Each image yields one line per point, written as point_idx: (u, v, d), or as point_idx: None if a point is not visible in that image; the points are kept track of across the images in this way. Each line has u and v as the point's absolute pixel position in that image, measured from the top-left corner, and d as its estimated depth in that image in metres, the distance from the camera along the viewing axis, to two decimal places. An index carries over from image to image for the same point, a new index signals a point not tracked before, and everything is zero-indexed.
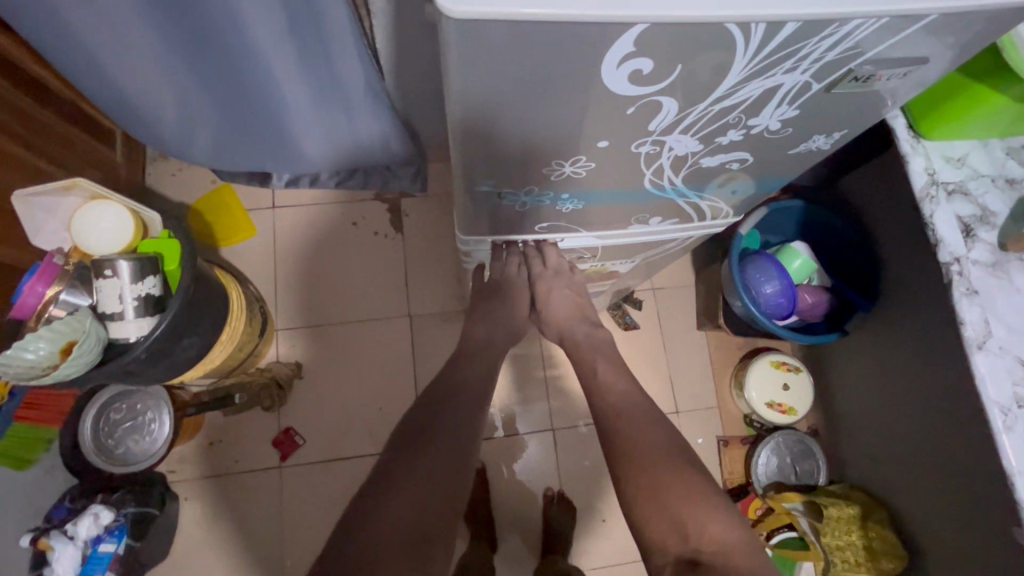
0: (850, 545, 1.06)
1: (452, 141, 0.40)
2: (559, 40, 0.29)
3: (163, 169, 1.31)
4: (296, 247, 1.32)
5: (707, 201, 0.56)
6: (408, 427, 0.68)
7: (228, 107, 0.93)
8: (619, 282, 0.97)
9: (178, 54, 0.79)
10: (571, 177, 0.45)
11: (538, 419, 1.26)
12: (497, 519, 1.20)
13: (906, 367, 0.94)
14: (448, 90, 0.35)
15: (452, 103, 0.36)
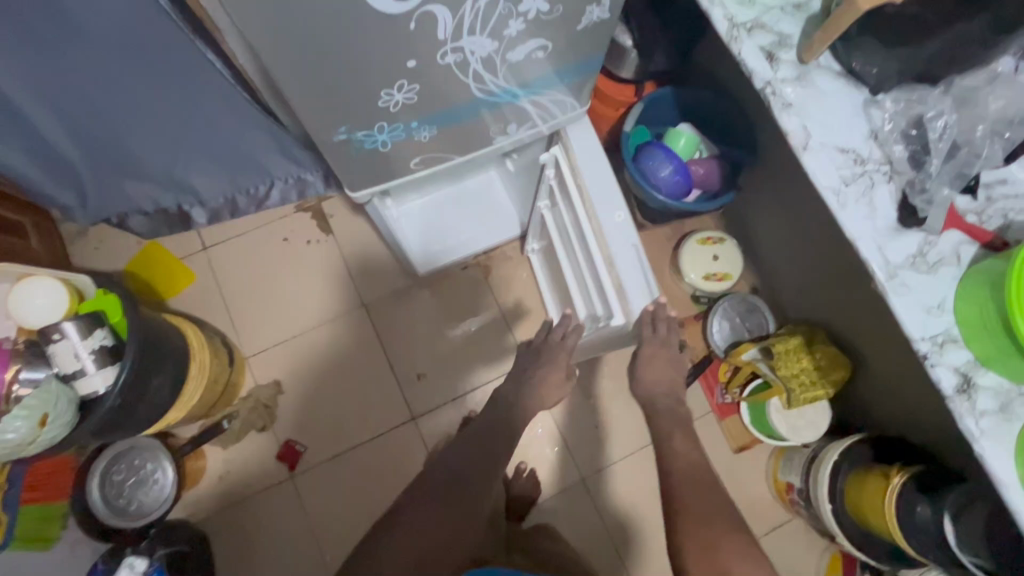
0: (804, 371, 1.17)
1: (285, 94, 0.48)
2: None
3: (86, 246, 1.35)
4: (237, 278, 1.37)
5: (545, 98, 0.63)
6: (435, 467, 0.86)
7: (103, 112, 1.00)
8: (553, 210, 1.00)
9: (36, 78, 0.90)
10: (408, 104, 0.53)
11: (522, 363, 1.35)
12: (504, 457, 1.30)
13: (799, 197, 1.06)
14: (259, 49, 0.43)
15: (266, 58, 0.43)
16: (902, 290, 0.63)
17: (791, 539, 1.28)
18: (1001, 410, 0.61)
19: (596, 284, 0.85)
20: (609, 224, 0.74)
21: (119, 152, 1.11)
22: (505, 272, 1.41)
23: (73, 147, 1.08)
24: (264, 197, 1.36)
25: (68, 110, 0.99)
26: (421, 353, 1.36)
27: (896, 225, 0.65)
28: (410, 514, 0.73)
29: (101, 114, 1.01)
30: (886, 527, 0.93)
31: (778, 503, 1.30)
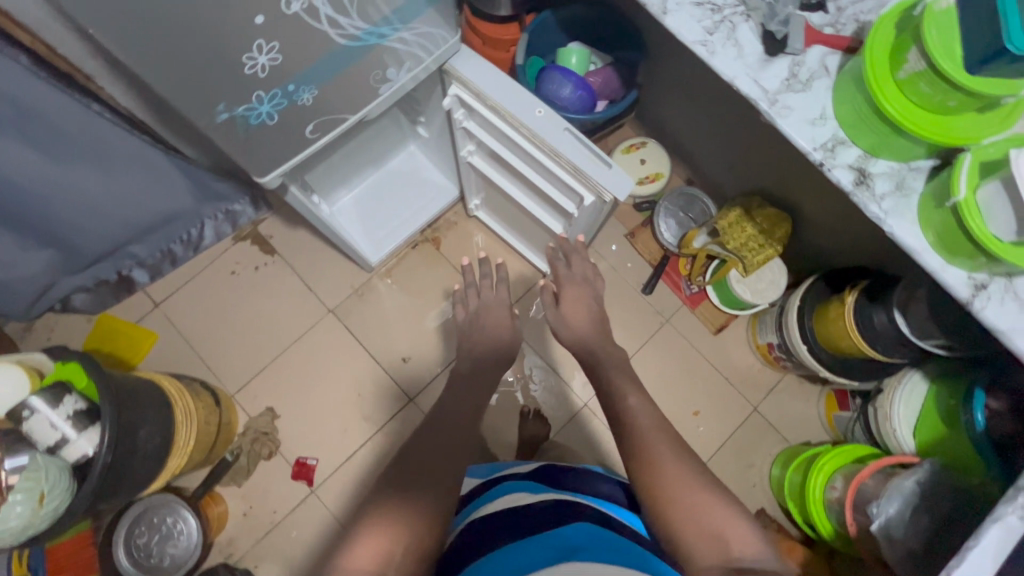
0: (750, 238, 1.22)
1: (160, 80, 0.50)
2: None
3: (37, 339, 1.33)
4: (200, 324, 1.37)
5: (410, 31, 0.65)
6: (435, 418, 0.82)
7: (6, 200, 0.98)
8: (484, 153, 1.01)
9: None
10: (275, 66, 0.54)
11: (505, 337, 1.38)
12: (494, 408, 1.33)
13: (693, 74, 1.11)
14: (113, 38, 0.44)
15: None
16: (785, 112, 0.68)
17: (788, 394, 1.36)
18: (898, 189, 0.67)
19: (555, 185, 0.86)
20: (536, 123, 0.76)
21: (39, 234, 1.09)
22: (453, 237, 1.44)
23: None
24: (199, 239, 1.37)
25: None
26: (399, 338, 1.38)
27: (765, 56, 0.70)
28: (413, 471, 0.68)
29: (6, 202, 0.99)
30: (853, 344, 1.00)
31: (767, 367, 1.37)
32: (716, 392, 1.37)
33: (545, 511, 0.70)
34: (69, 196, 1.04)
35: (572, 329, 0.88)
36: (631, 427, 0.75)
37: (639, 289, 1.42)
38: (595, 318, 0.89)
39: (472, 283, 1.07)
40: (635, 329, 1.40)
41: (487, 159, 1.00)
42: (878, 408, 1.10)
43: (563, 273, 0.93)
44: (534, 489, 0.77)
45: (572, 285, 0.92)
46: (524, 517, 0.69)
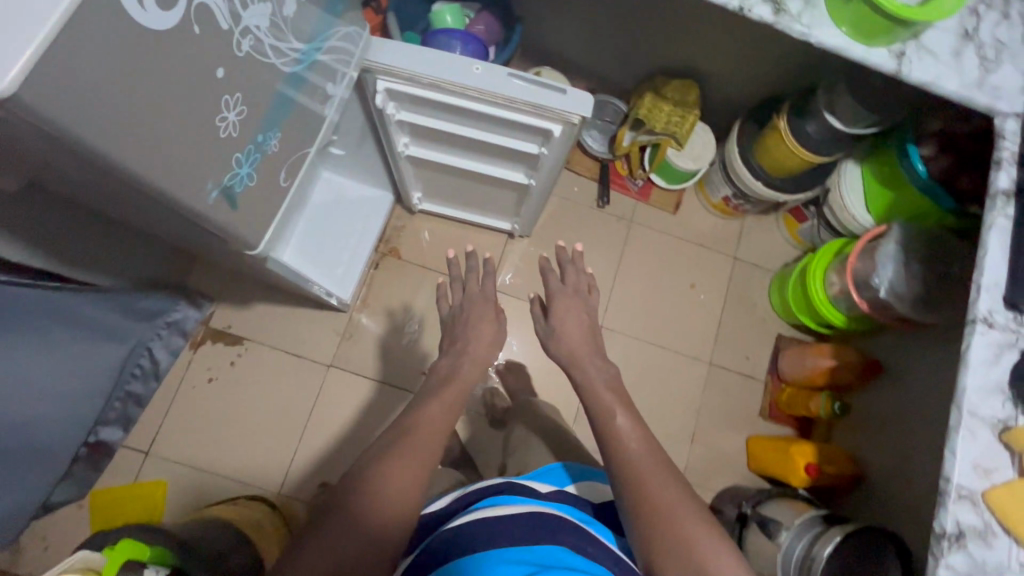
0: (671, 113, 1.28)
1: (147, 180, 0.45)
2: (81, 45, 0.35)
3: (37, 552, 1.16)
4: (203, 445, 1.25)
5: (332, 36, 0.64)
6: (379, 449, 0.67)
7: None
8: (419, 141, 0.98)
9: None
10: (242, 120, 0.52)
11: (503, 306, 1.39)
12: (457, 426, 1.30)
13: None
14: (92, 151, 0.40)
15: (103, 150, 0.41)
16: None
17: (754, 233, 1.50)
18: (807, 2, 0.74)
19: (512, 134, 0.87)
20: (478, 80, 0.75)
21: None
22: (409, 239, 1.40)
23: None
24: (155, 366, 1.23)
25: None
26: (408, 356, 1.34)
27: None
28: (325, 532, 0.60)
29: None
30: (799, 158, 1.14)
31: (728, 219, 1.49)
32: (699, 259, 1.48)
33: (517, 529, 0.61)
34: None
35: (566, 339, 0.81)
36: (632, 428, 0.69)
37: (595, 205, 1.47)
38: (587, 330, 0.83)
39: (460, 279, 0.91)
40: (608, 242, 1.47)
41: (425, 143, 0.98)
42: (832, 204, 1.24)
43: (555, 286, 0.87)
44: (509, 497, 0.67)
45: (562, 299, 0.86)
46: (491, 533, 0.61)
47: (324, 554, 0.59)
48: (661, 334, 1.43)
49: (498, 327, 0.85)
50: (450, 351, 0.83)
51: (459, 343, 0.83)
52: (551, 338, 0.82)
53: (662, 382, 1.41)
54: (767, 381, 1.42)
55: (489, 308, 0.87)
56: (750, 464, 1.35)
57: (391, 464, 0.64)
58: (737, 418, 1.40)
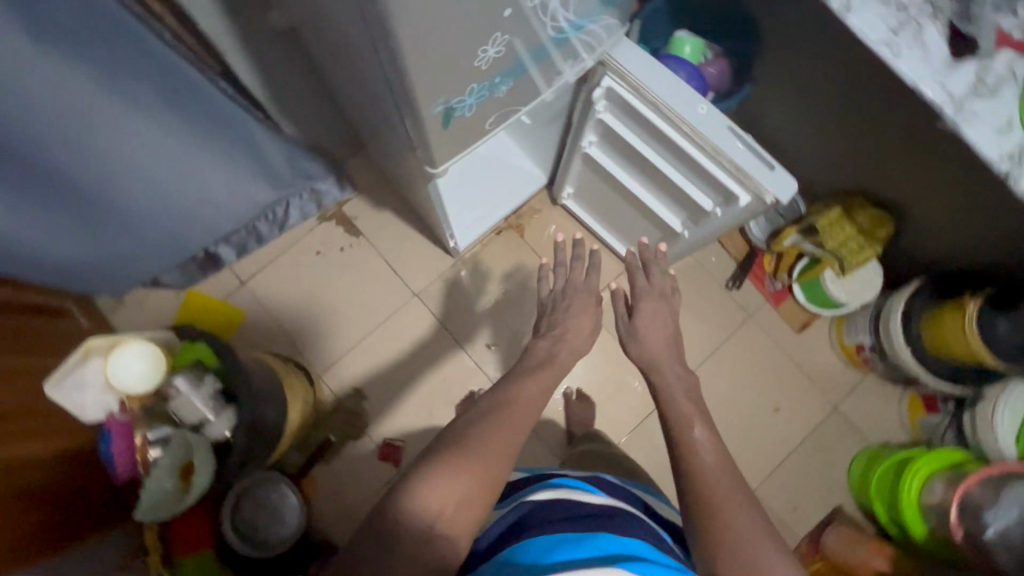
0: (851, 238, 1.20)
1: (404, 72, 0.50)
2: None
3: (129, 312, 1.34)
4: (285, 303, 1.37)
5: (599, 23, 0.66)
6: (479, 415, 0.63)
7: (130, 174, 0.98)
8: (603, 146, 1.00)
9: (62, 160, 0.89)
10: (496, 58, 0.56)
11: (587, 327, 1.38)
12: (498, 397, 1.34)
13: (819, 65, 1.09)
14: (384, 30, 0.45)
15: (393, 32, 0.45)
16: (971, 118, 0.67)
17: (870, 396, 1.36)
18: None
19: (695, 182, 0.86)
20: (700, 120, 0.74)
21: (147, 220, 1.10)
22: (539, 225, 1.43)
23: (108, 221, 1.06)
24: (285, 218, 1.36)
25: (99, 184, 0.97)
26: (483, 324, 1.38)
27: (951, 59, 0.68)
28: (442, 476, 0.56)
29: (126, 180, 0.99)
30: (970, 350, 1.03)
31: (849, 367, 1.37)
32: (797, 389, 1.37)
33: (583, 512, 0.62)
34: (183, 169, 1.04)
35: (645, 344, 0.78)
36: None
37: (723, 285, 1.41)
38: (671, 338, 0.79)
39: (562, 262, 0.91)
40: (718, 324, 1.40)
41: (608, 150, 0.99)
42: (977, 415, 1.10)
43: (640, 285, 0.83)
44: (572, 483, 0.69)
45: (649, 299, 0.82)
46: (557, 513, 0.62)
47: (442, 495, 0.55)
48: (726, 438, 1.34)
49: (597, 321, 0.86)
50: (548, 335, 0.83)
51: (559, 330, 0.84)
52: (631, 339, 0.79)
53: None
54: (802, 543, 1.29)
55: (590, 303, 0.86)
56: None
57: (472, 439, 0.60)
58: None
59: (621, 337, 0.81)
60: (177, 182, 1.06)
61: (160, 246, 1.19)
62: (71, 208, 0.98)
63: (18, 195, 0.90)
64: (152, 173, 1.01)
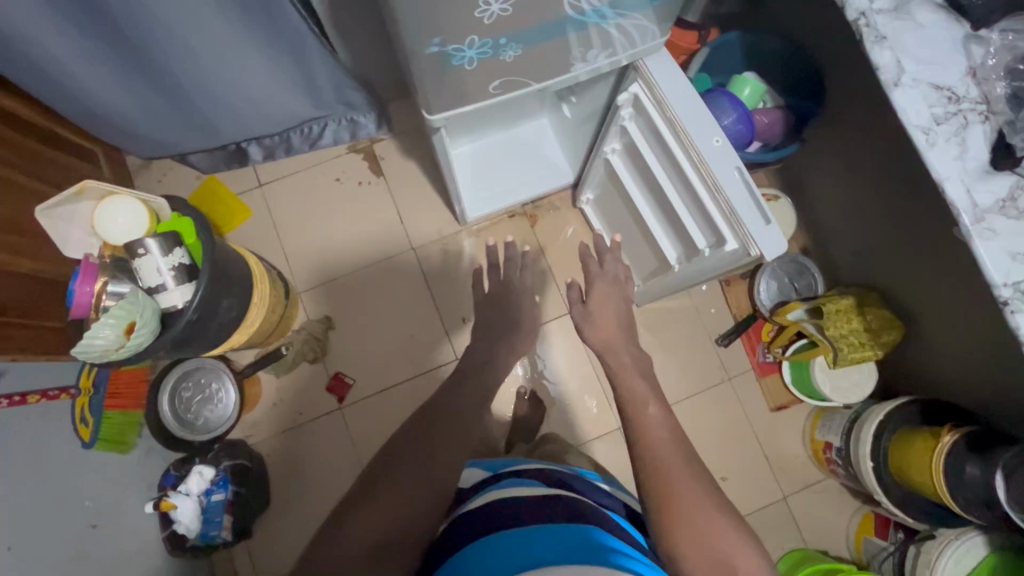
0: (854, 332, 1.13)
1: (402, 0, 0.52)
2: None
3: (150, 178, 1.41)
4: (291, 216, 1.41)
5: (628, 20, 0.65)
6: (409, 437, 0.71)
7: (181, 61, 1.02)
8: (625, 155, 0.97)
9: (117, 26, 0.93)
10: (502, 16, 0.57)
11: (565, 334, 1.37)
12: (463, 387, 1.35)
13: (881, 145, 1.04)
14: None
15: None
16: (988, 233, 0.62)
17: (823, 498, 1.30)
18: None
19: (695, 215, 0.83)
20: (710, 151, 0.72)
21: (187, 101, 1.15)
22: (553, 220, 1.42)
23: (148, 94, 1.11)
24: (318, 137, 1.39)
25: (147, 59, 1.01)
26: (466, 297, 1.38)
27: (987, 167, 0.64)
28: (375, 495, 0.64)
29: (172, 64, 1.03)
30: (933, 482, 0.96)
31: (812, 462, 1.31)
32: (753, 468, 1.32)
33: (533, 507, 0.59)
34: (231, 66, 1.08)
35: (599, 330, 0.88)
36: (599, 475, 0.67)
37: (714, 339, 1.36)
38: (622, 322, 0.90)
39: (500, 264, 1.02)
40: (697, 376, 1.35)
41: (628, 161, 0.96)
42: (921, 553, 1.03)
43: (595, 271, 0.95)
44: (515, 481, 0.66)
45: (602, 285, 0.94)
46: (504, 513, 0.59)
47: (372, 515, 0.62)
48: None
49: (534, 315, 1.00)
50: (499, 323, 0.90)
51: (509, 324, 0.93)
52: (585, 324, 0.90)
53: None
54: None
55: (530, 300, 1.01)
56: None
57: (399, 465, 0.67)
58: None
59: (577, 321, 0.91)
60: (226, 74, 1.10)
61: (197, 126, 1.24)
62: (120, 67, 1.03)
63: (75, 38, 0.95)
64: (200, 58, 1.03)
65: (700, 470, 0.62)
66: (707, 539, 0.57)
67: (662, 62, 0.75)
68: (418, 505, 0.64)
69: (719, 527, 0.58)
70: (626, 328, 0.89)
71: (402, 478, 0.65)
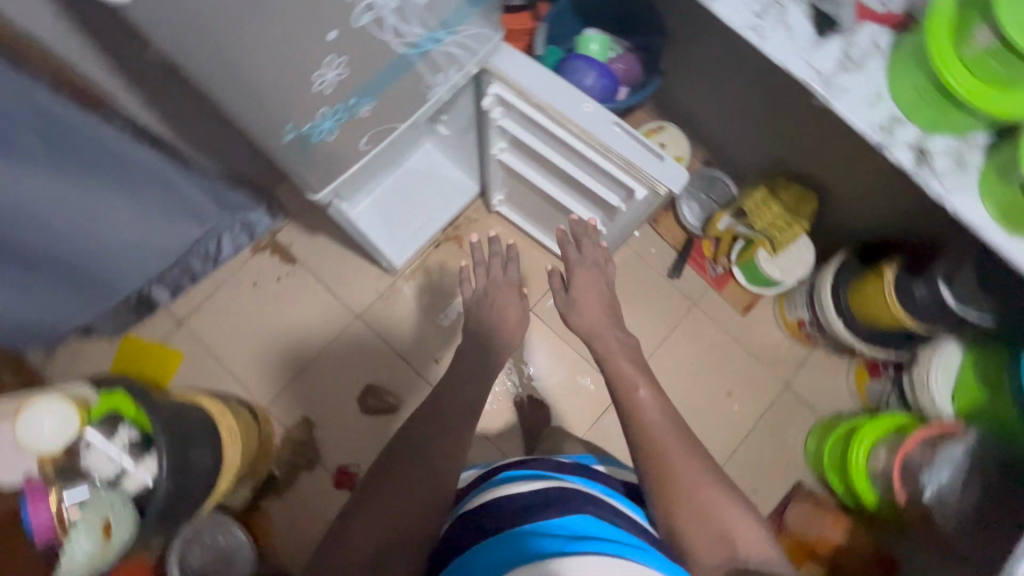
0: (778, 218, 1.20)
1: None
2: None
3: (61, 365, 1.30)
4: (224, 338, 1.35)
5: (461, 34, 0.66)
6: (405, 433, 0.72)
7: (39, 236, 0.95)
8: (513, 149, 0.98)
9: None
10: (340, 80, 0.58)
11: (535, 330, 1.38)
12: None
13: (728, 47, 1.12)
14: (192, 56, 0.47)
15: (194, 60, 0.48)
16: (841, 92, 0.68)
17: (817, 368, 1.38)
18: (957, 165, 0.68)
19: (598, 179, 0.86)
20: (583, 117, 0.75)
21: (66, 273, 1.07)
22: (476, 232, 1.42)
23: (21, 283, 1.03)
24: (217, 252, 1.34)
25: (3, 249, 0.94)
26: (429, 339, 1.37)
27: (816, 37, 0.70)
28: (380, 496, 0.66)
29: (32, 244, 0.96)
30: (891, 315, 1.05)
31: (795, 343, 1.39)
32: (749, 370, 1.38)
33: (542, 500, 0.60)
34: (96, 221, 1.02)
35: (585, 315, 0.79)
36: (651, 417, 0.69)
37: (666, 274, 1.41)
38: (606, 303, 0.81)
39: (483, 262, 0.87)
40: (664, 314, 1.40)
41: (518, 154, 0.98)
42: (914, 377, 1.11)
43: (573, 257, 0.84)
44: (520, 476, 0.68)
45: (583, 270, 0.83)
46: (514, 509, 0.60)
47: (376, 515, 0.65)
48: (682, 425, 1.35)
49: (523, 310, 0.85)
50: (468, 328, 0.85)
51: (484, 327, 0.83)
52: (571, 312, 0.79)
53: None
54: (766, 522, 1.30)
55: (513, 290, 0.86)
56: None
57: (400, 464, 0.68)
58: None
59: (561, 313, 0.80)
60: (94, 232, 1.03)
61: (88, 292, 1.16)
62: None
63: None
64: (59, 230, 0.97)
65: (685, 445, 0.67)
66: (703, 516, 0.63)
67: (508, 56, 0.77)
68: (412, 509, 0.65)
69: (710, 494, 0.64)
70: (613, 310, 0.80)
71: (404, 479, 0.67)
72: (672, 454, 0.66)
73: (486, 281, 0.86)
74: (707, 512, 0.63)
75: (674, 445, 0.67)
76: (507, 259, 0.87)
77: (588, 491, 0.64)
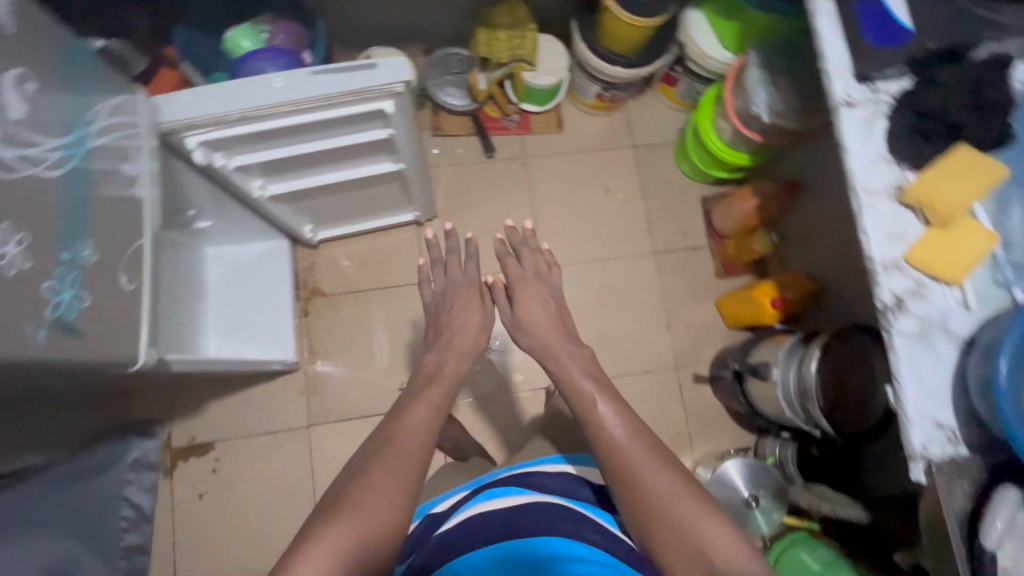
0: (513, 38, 1.26)
1: None
2: None
3: None
4: (223, 558, 1.21)
5: (101, 123, 0.63)
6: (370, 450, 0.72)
7: None
8: (270, 178, 0.94)
9: None
10: (27, 247, 0.52)
11: None
12: (458, 416, 1.29)
13: None
14: None
15: None
16: None
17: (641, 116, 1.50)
18: None
19: (351, 129, 0.84)
20: (285, 93, 0.71)
21: None
22: (325, 273, 1.36)
23: None
24: None
25: None
26: (379, 380, 1.31)
27: None
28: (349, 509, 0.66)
29: None
30: (638, 29, 1.15)
31: (613, 114, 1.49)
32: (604, 162, 1.47)
33: (524, 517, 0.73)
34: None
35: (532, 330, 0.87)
36: (615, 434, 0.74)
37: (484, 155, 1.44)
38: (555, 319, 0.88)
39: (441, 258, 0.93)
40: (512, 187, 1.44)
41: (277, 178, 0.94)
42: (692, 56, 1.23)
43: (514, 271, 0.91)
44: (500, 491, 0.79)
45: (525, 284, 0.90)
46: (490, 526, 0.72)
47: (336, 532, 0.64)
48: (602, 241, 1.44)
49: (483, 314, 0.90)
50: (436, 345, 0.88)
51: (446, 335, 0.88)
52: (519, 328, 0.88)
53: (615, 289, 1.42)
54: (711, 243, 1.45)
55: (472, 295, 0.90)
56: (728, 324, 1.40)
57: (365, 481, 0.68)
58: (697, 285, 1.43)
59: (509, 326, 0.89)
60: None
61: None
62: None
63: None
64: None
65: (656, 448, 0.73)
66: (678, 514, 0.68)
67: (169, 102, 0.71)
68: (385, 517, 0.66)
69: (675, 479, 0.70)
70: (562, 323, 0.88)
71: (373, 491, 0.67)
72: (652, 472, 0.70)
73: (443, 282, 0.92)
74: (682, 512, 0.68)
75: (652, 461, 0.71)
76: (464, 257, 0.92)
77: (560, 504, 0.76)
